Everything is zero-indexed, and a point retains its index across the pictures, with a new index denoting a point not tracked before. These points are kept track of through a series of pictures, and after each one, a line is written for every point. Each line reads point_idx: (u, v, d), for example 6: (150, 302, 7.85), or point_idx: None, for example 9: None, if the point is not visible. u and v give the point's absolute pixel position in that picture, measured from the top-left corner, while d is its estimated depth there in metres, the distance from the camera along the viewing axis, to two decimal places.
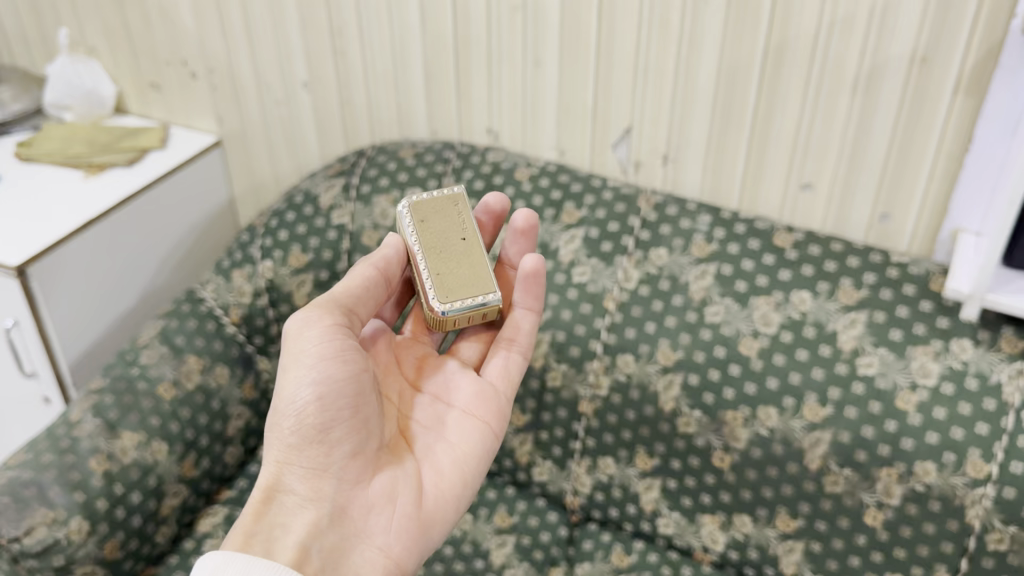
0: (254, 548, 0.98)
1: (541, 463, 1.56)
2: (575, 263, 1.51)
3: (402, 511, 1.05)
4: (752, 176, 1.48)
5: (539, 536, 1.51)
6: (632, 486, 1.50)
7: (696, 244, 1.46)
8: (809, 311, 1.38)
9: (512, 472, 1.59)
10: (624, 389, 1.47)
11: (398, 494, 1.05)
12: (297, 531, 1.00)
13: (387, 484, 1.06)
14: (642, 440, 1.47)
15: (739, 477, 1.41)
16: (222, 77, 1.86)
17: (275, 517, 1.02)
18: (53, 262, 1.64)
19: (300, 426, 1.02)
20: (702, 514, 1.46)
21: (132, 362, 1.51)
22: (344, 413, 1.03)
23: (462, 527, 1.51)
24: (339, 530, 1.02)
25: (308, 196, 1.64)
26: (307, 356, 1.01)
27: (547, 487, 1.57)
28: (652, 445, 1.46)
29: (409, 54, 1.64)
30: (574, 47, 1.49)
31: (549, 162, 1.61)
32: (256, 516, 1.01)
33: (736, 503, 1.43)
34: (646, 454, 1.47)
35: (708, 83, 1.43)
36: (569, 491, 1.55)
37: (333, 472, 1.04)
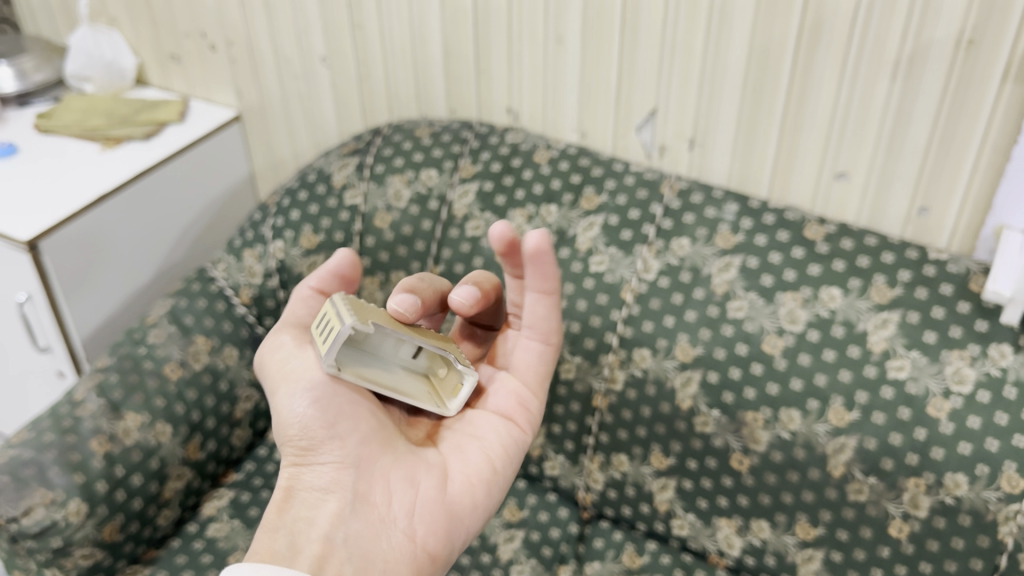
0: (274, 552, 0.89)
1: (553, 457, 1.51)
2: (593, 251, 1.45)
3: (426, 494, 0.94)
4: (782, 164, 1.40)
5: (550, 532, 1.46)
6: (647, 484, 1.44)
7: (720, 235, 1.39)
8: (838, 309, 1.30)
9: (523, 465, 1.54)
10: (640, 386, 1.41)
11: (420, 479, 0.95)
12: (319, 524, 0.91)
13: (407, 469, 0.96)
14: (657, 438, 1.42)
15: (758, 480, 1.35)
16: (241, 51, 1.82)
17: (298, 514, 0.93)
18: (67, 237, 1.62)
19: (305, 429, 0.95)
20: (718, 517, 1.40)
21: (139, 341, 1.48)
22: (345, 405, 0.97)
23: None
24: (364, 519, 0.92)
25: (321, 174, 1.59)
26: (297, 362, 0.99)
27: (559, 481, 1.52)
28: (668, 444, 1.41)
29: (427, 27, 1.57)
30: (598, 22, 1.41)
31: (570, 145, 1.54)
32: (278, 513, 0.93)
33: (754, 507, 1.37)
34: (661, 453, 1.42)
35: (739, 63, 1.34)
36: (581, 487, 1.50)
37: (349, 461, 0.95)
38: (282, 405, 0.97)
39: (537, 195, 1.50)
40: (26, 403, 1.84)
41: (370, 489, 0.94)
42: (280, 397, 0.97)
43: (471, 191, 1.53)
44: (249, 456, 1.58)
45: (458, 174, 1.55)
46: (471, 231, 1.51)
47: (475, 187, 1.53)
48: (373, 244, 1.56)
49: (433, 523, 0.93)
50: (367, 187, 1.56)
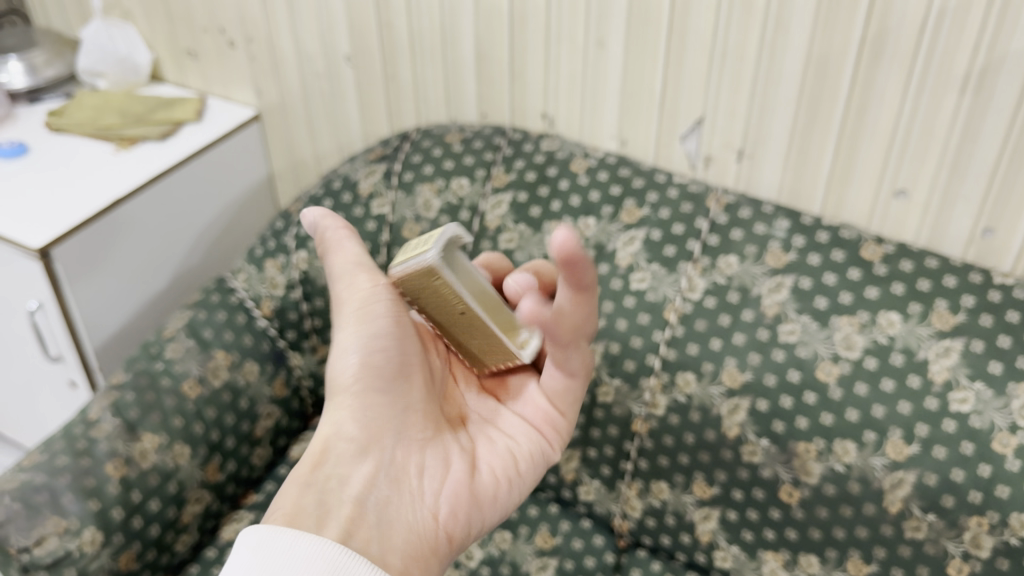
0: (299, 511, 0.83)
1: (588, 482, 1.45)
2: (634, 267, 1.38)
3: (457, 475, 0.93)
4: (838, 179, 1.32)
5: (585, 561, 1.40)
6: (688, 514, 1.37)
7: (771, 253, 1.31)
8: (897, 335, 1.22)
9: (556, 489, 1.48)
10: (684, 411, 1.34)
11: (453, 460, 0.95)
12: (350, 484, 0.87)
13: (446, 449, 0.95)
14: (701, 467, 1.34)
15: (808, 514, 1.28)
16: (261, 48, 1.74)
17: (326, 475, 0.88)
18: (79, 244, 1.55)
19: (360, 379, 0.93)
20: (764, 550, 1.33)
21: (156, 355, 1.42)
22: (398, 371, 0.95)
23: (501, 547, 1.40)
24: (394, 489, 0.89)
25: (347, 181, 1.52)
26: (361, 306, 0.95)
27: (594, 507, 1.45)
28: (712, 473, 1.33)
29: (460, 28, 1.50)
30: (643, 25, 1.33)
31: (609, 154, 1.47)
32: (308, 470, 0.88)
33: (803, 541, 1.30)
34: (705, 482, 1.34)
35: (795, 73, 1.26)
36: (617, 514, 1.44)
37: (390, 429, 0.92)
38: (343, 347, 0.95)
39: (574, 207, 1.43)
40: (44, 420, 1.79)
41: (405, 462, 0.92)
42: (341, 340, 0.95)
43: (505, 201, 1.46)
44: (269, 475, 1.52)
45: (490, 184, 1.48)
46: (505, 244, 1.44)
47: (509, 197, 1.46)
48: (401, 255, 1.49)
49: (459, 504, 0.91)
50: (395, 196, 1.49)
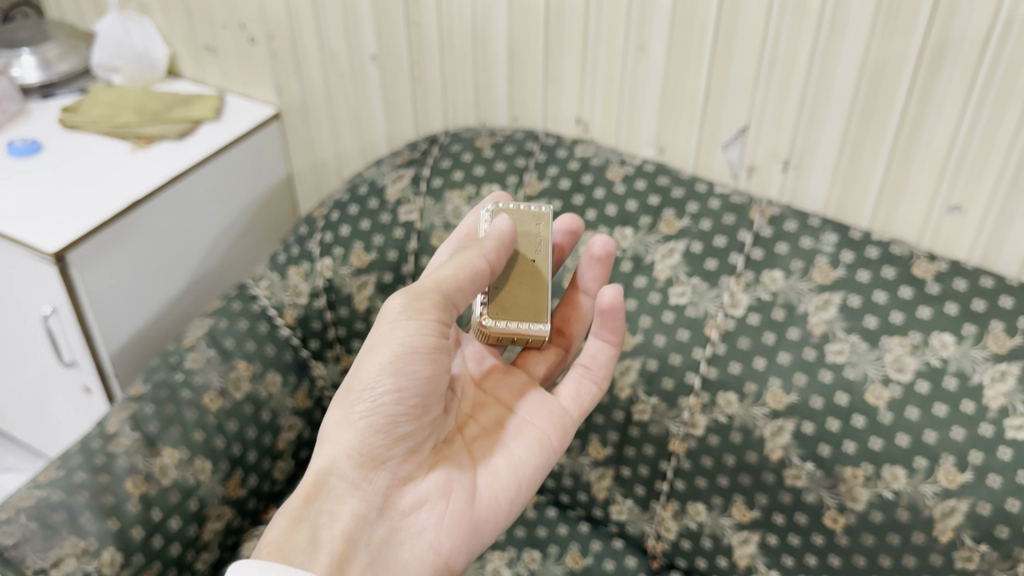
0: (300, 535, 0.91)
1: (621, 501, 1.40)
2: (673, 280, 1.33)
3: (456, 507, 0.96)
4: (889, 193, 1.27)
5: None
6: (726, 537, 1.33)
7: (818, 268, 1.27)
8: (950, 357, 1.18)
9: (587, 507, 1.43)
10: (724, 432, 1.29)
11: (453, 490, 0.97)
12: (344, 522, 0.92)
13: (443, 480, 0.97)
14: (741, 489, 1.30)
15: (854, 541, 1.23)
16: (283, 44, 1.68)
17: (324, 505, 0.93)
18: (96, 248, 1.50)
19: (371, 414, 0.92)
20: None
21: (176, 365, 1.37)
22: (415, 409, 0.94)
23: (530, 568, 1.36)
24: (388, 523, 0.94)
25: (373, 187, 1.47)
26: (388, 339, 0.91)
27: (626, 527, 1.41)
28: (753, 496, 1.29)
29: (492, 28, 1.45)
30: (687, 29, 1.28)
31: (646, 161, 1.42)
32: (305, 500, 0.93)
33: (847, 569, 1.25)
34: (745, 505, 1.30)
35: (847, 81, 1.21)
36: (651, 534, 1.39)
37: (389, 464, 0.95)
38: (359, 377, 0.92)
39: (611, 217, 1.38)
40: (58, 429, 1.76)
41: (400, 495, 0.96)
42: (358, 367, 0.92)
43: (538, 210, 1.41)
44: (291, 488, 1.47)
45: (522, 191, 1.43)
46: None
47: (542, 206, 1.41)
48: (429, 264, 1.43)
49: (459, 537, 0.95)
50: (423, 202, 1.44)
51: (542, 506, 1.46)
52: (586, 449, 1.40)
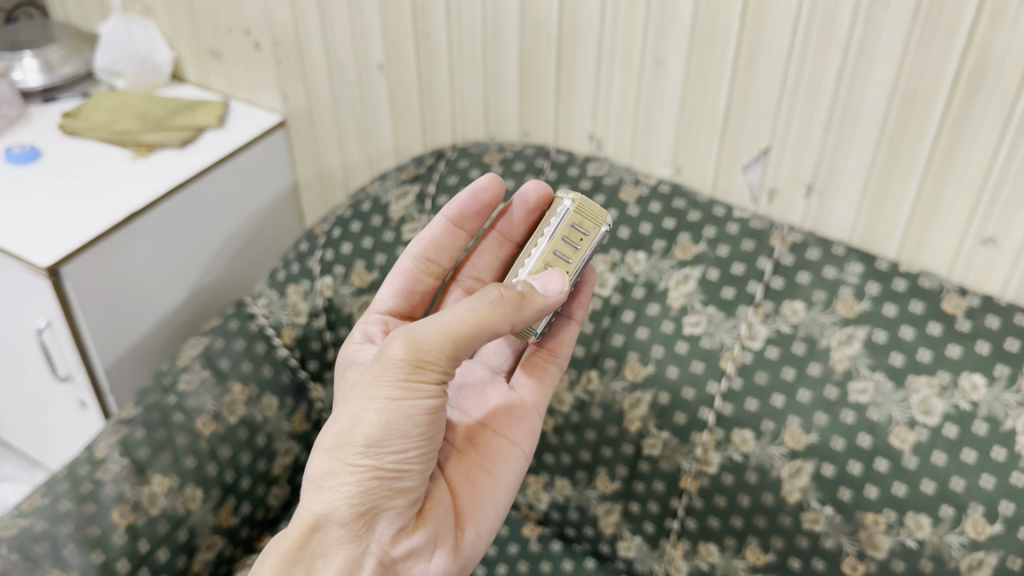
0: None
1: (629, 537, 1.33)
2: (687, 309, 1.26)
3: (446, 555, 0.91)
4: (918, 223, 1.20)
5: None
6: None
7: (842, 300, 1.20)
8: (981, 401, 1.11)
9: (593, 542, 1.37)
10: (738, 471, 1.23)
11: (445, 535, 0.91)
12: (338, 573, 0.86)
13: (437, 525, 0.90)
14: (756, 531, 1.23)
15: None
16: (289, 50, 1.63)
17: (315, 550, 0.88)
18: (91, 261, 1.45)
19: (367, 469, 0.85)
20: None
21: (169, 387, 1.32)
22: (414, 460, 0.86)
23: None
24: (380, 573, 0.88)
25: (376, 203, 1.41)
26: (382, 394, 0.85)
27: (634, 565, 1.34)
28: (768, 539, 1.22)
29: (503, 39, 1.39)
30: (706, 46, 1.22)
31: (661, 181, 1.36)
32: (299, 544, 0.87)
33: None
34: (759, 548, 1.23)
35: (877, 104, 1.14)
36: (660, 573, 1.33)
37: (387, 516, 0.87)
38: (350, 425, 0.86)
39: (623, 240, 1.32)
40: (55, 439, 1.71)
41: (394, 546, 0.88)
42: (352, 411, 0.86)
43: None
44: (287, 514, 1.43)
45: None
46: None
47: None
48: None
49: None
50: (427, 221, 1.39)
51: (547, 539, 1.40)
52: (594, 482, 1.34)
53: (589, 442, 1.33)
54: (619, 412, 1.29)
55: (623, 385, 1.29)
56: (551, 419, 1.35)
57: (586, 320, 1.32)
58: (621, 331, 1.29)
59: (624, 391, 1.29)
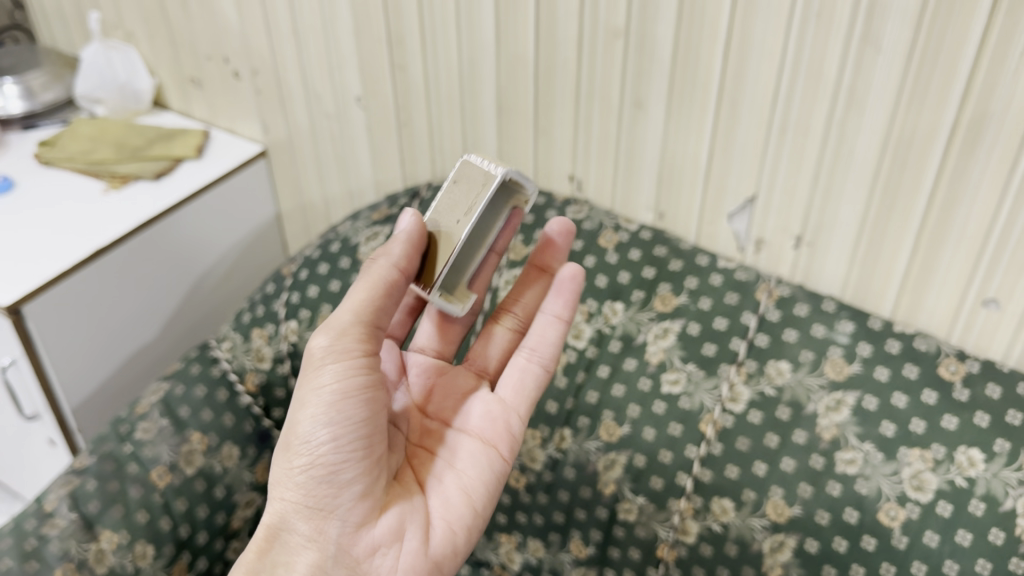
0: None
1: None
2: (666, 365, 1.19)
3: (410, 549, 0.85)
4: (915, 281, 1.11)
5: None
6: None
7: (830, 361, 1.11)
8: (977, 477, 1.01)
9: None
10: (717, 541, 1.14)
11: (408, 529, 0.86)
12: None
13: (398, 519, 0.85)
14: None
15: None
16: (267, 80, 1.58)
17: (276, 558, 0.85)
18: (55, 298, 1.41)
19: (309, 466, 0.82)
20: None
21: (126, 436, 1.26)
22: (356, 451, 0.82)
23: None
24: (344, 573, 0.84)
25: (345, 244, 1.36)
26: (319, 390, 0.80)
27: None
28: None
29: (479, 76, 1.33)
30: (687, 89, 1.16)
31: (643, 227, 1.29)
32: (257, 555, 0.85)
33: None
34: None
35: (869, 153, 1.06)
36: None
37: (339, 513, 0.84)
38: (296, 429, 0.82)
39: (601, 289, 1.25)
40: (38, 466, 1.63)
41: (354, 543, 0.84)
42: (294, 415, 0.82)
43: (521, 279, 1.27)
44: None
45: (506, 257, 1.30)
46: None
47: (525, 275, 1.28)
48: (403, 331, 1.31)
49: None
50: None
51: None
52: (568, 545, 1.26)
53: (563, 504, 1.24)
54: (593, 473, 1.21)
55: (597, 446, 1.21)
56: (524, 477, 1.27)
57: (560, 374, 1.24)
58: (597, 387, 1.22)
59: (598, 452, 1.20)
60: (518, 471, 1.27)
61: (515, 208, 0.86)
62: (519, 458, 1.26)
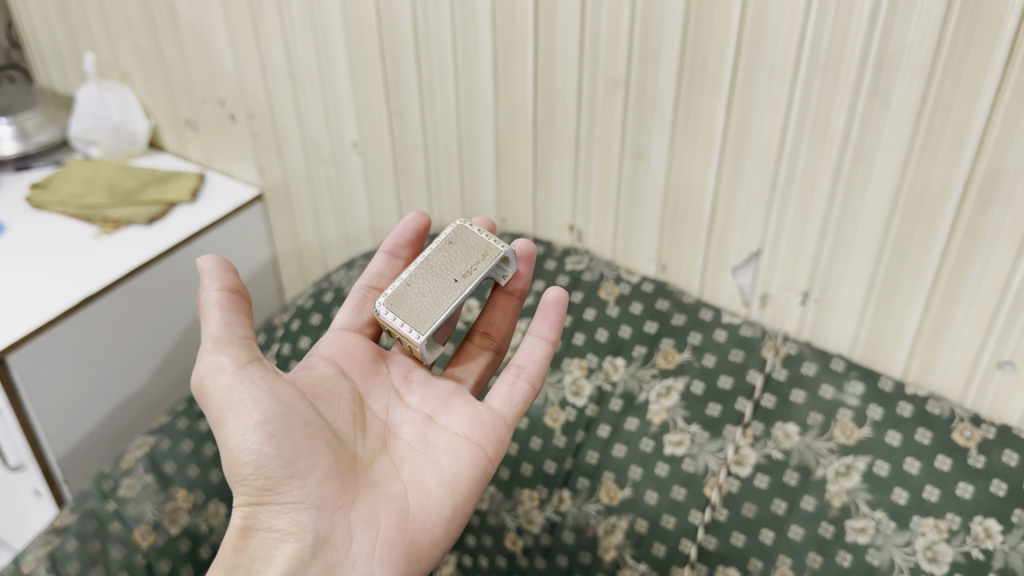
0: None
1: None
2: (669, 425, 1.13)
3: (388, 536, 0.79)
4: (927, 340, 1.06)
5: None
6: None
7: (840, 424, 1.07)
8: (995, 550, 0.95)
9: None
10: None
11: (383, 520, 0.79)
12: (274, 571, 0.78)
13: (369, 508, 0.80)
14: None
15: None
16: (263, 124, 1.55)
17: (253, 555, 0.80)
18: (41, 347, 1.37)
19: (257, 457, 0.79)
20: None
21: (109, 493, 1.23)
22: (297, 437, 0.79)
23: None
24: (323, 563, 0.78)
25: (339, 295, 1.33)
26: (241, 396, 0.78)
27: None
28: None
29: (477, 123, 1.30)
30: (688, 141, 1.12)
31: (644, 280, 1.25)
32: (231, 552, 0.80)
33: None
34: None
35: (878, 209, 1.02)
36: None
37: (305, 499, 0.79)
38: (230, 440, 0.79)
39: (601, 344, 1.21)
40: (27, 514, 1.56)
41: (327, 528, 0.79)
42: (224, 435, 0.80)
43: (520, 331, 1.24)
44: None
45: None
46: None
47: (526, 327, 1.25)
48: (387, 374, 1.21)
49: (395, 567, 0.78)
50: None
51: None
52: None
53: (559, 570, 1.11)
54: (592, 538, 1.10)
55: (597, 509, 1.11)
56: (519, 538, 1.14)
57: (557, 430, 1.17)
58: (597, 446, 1.14)
59: (597, 516, 1.11)
60: (512, 532, 1.14)
61: (485, 257, 0.92)
62: (513, 518, 1.15)
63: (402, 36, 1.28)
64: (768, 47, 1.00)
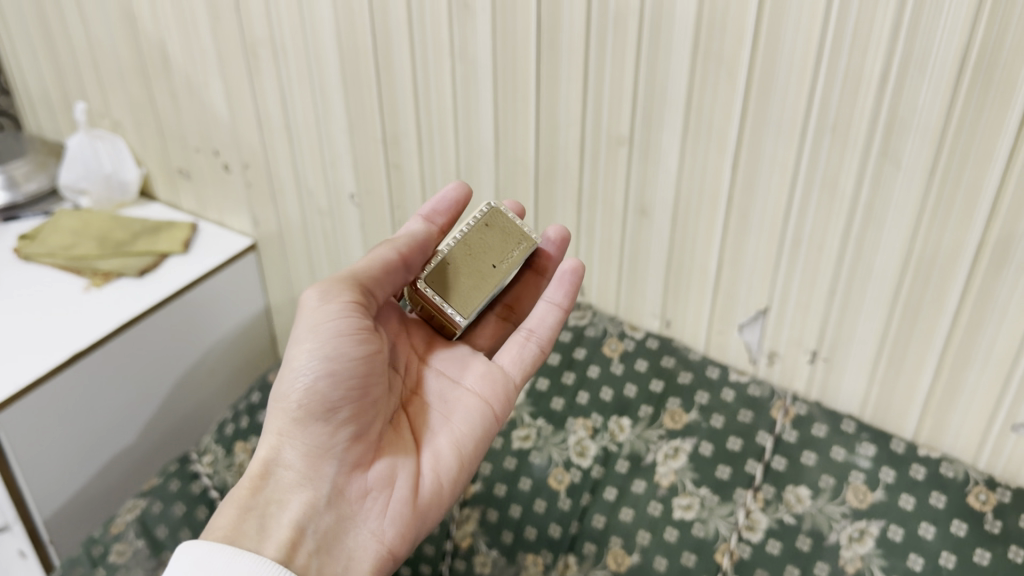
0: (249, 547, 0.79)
1: None
2: (677, 488, 1.09)
3: (399, 496, 0.84)
4: (938, 402, 1.05)
5: None
6: None
7: (852, 487, 1.04)
8: None
9: None
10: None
11: (398, 477, 0.85)
12: (293, 512, 0.81)
13: (389, 463, 0.85)
14: None
15: None
16: (257, 174, 1.53)
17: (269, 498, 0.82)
18: (31, 404, 1.33)
19: (305, 398, 0.82)
20: None
21: (98, 560, 1.18)
22: (351, 389, 0.83)
23: None
24: (336, 514, 0.83)
25: None
26: (312, 332, 0.82)
27: None
28: None
29: (478, 177, 1.29)
30: (693, 200, 1.12)
31: (649, 336, 1.25)
32: (250, 492, 0.82)
33: None
34: None
35: (888, 268, 1.00)
36: None
37: (336, 450, 0.84)
38: (284, 373, 0.83)
39: (606, 403, 1.19)
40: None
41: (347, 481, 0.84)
42: (281, 360, 0.83)
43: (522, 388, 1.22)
44: None
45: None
46: (518, 441, 1.18)
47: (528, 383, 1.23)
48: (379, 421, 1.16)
49: (402, 528, 0.83)
50: None
51: None
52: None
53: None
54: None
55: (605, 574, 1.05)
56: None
57: (562, 492, 1.12)
58: (605, 510, 1.09)
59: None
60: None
61: (522, 244, 0.94)
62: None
63: (401, 89, 1.27)
64: (777, 106, 0.99)
